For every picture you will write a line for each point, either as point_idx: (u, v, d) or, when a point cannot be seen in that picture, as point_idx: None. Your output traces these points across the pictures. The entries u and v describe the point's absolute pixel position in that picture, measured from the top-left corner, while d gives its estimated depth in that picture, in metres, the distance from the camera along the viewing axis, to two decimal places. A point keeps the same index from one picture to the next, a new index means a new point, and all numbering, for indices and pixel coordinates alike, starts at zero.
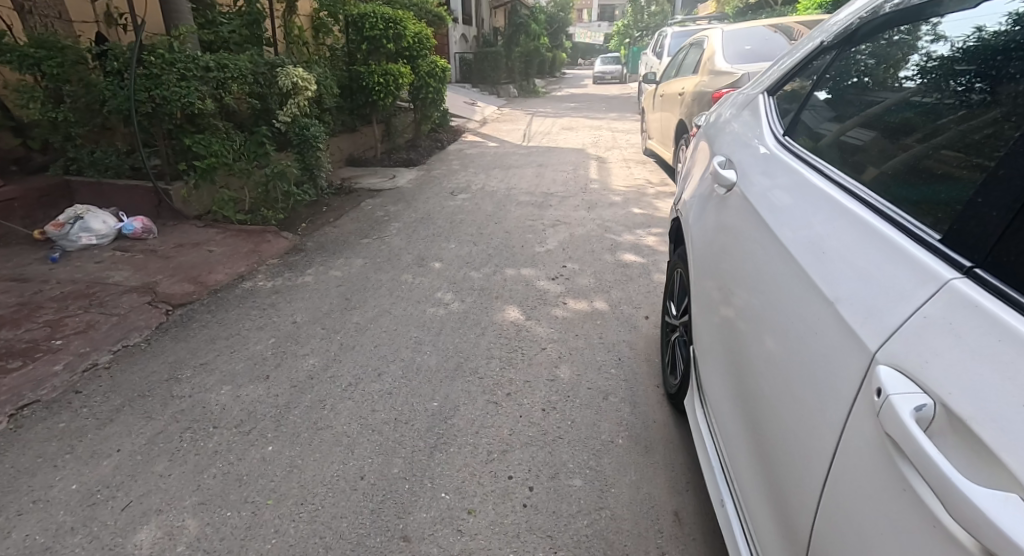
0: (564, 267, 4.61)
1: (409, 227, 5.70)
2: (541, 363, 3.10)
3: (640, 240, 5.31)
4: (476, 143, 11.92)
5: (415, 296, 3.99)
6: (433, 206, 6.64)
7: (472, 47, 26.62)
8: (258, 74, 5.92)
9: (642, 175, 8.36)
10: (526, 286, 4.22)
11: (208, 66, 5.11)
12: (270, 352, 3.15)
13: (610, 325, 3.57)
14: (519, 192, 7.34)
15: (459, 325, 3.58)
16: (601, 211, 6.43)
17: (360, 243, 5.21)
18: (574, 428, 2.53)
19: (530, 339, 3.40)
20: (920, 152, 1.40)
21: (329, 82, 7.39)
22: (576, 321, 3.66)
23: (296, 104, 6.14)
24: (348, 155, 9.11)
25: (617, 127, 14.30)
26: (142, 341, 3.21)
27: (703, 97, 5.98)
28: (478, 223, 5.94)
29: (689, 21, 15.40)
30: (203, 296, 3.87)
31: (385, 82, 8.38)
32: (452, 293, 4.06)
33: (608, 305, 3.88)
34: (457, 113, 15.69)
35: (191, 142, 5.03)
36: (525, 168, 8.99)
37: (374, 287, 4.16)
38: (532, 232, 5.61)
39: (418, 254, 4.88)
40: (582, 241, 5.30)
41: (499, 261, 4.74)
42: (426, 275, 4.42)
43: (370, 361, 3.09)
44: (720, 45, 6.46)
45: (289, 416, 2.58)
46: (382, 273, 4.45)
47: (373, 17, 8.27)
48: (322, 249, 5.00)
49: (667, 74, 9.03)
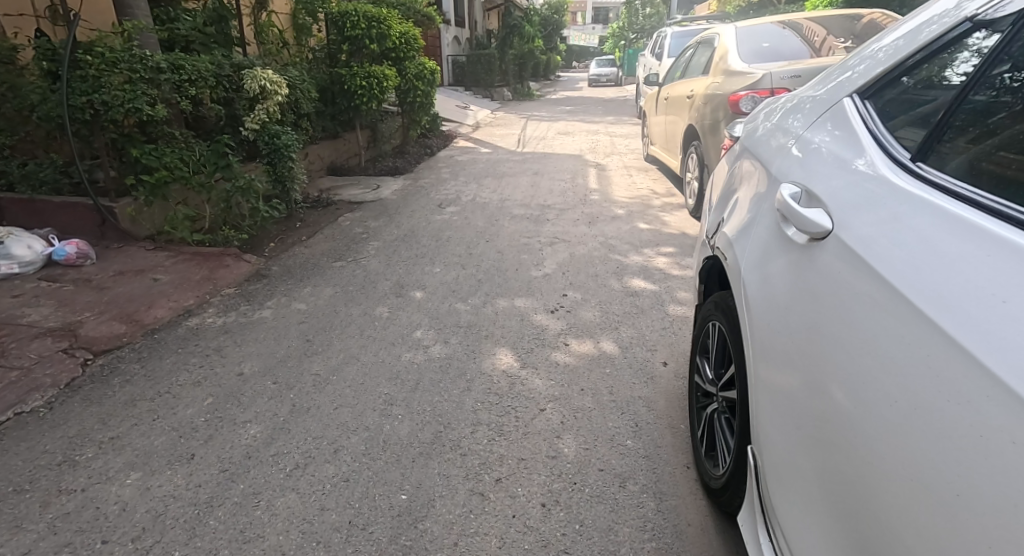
0: (563, 297, 4.04)
1: (391, 247, 5.13)
2: (539, 431, 2.52)
3: (648, 262, 4.74)
4: (467, 149, 11.34)
5: (390, 337, 3.41)
6: (418, 221, 6.06)
7: (464, 49, 26.06)
8: (222, 75, 5.38)
9: (645, 184, 7.80)
10: (520, 323, 3.64)
11: (161, 67, 4.59)
12: (205, 416, 2.54)
13: (619, 375, 3.00)
14: (513, 204, 6.77)
15: (439, 374, 3.00)
16: (602, 226, 5.87)
17: (334, 267, 4.63)
18: (583, 537, 1.94)
19: (526, 395, 2.81)
20: (978, 155, 1.24)
21: (306, 85, 6.83)
22: (579, 368, 3.08)
23: (265, 109, 5.57)
24: (330, 164, 8.52)
25: (615, 131, 13.74)
26: (45, 404, 2.60)
27: (716, 101, 5.42)
28: (467, 241, 5.36)
29: (689, 20, 14.90)
30: (135, 337, 3.24)
31: (368, 85, 7.81)
32: (434, 332, 3.49)
33: (617, 346, 3.30)
34: (447, 117, 15.11)
35: (140, 153, 4.47)
36: (519, 176, 8.43)
37: (343, 324, 3.57)
38: (527, 252, 5.04)
39: (397, 281, 4.31)
40: (584, 263, 4.73)
41: (490, 289, 4.16)
42: (405, 308, 3.84)
43: (328, 428, 2.50)
44: (734, 43, 5.91)
45: (209, 521, 1.97)
46: (354, 305, 3.87)
47: (354, 15, 7.72)
48: (289, 276, 4.40)
49: (671, 76, 8.49)
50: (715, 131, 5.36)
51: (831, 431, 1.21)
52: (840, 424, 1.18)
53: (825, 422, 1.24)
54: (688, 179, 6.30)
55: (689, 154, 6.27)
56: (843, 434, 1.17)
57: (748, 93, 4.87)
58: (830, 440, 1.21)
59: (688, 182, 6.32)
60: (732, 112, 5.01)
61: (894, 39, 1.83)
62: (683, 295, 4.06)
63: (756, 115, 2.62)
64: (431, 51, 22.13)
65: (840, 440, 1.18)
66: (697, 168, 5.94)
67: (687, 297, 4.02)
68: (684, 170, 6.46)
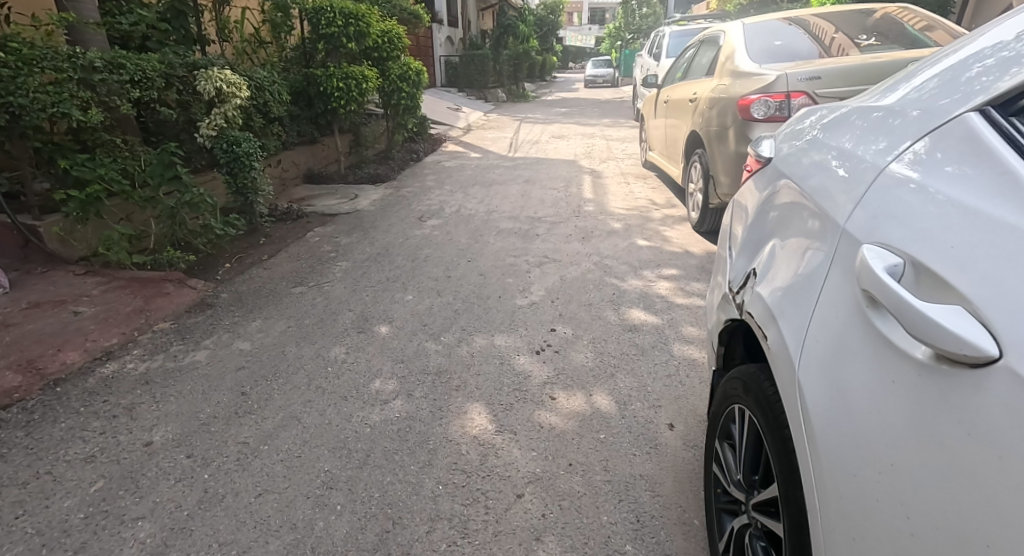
0: (550, 334, 3.51)
1: (361, 270, 4.59)
2: (511, 531, 2.00)
3: (647, 290, 4.22)
4: (457, 154, 10.80)
5: (344, 388, 2.86)
6: (395, 237, 5.52)
7: (457, 50, 25.55)
8: (174, 76, 4.81)
9: (643, 194, 7.28)
10: (498, 367, 3.12)
11: (94, 66, 4.02)
12: (86, 511, 2.00)
13: (614, 443, 2.48)
14: (500, 217, 6.25)
15: (396, 440, 2.47)
16: (597, 243, 5.34)
17: (293, 293, 4.09)
18: None
19: (499, 474, 2.28)
20: None
21: (275, 86, 6.37)
22: (566, 432, 2.56)
23: (223, 113, 5.04)
24: (307, 171, 8.00)
25: (612, 135, 13.23)
26: None
27: (723, 105, 4.88)
28: (446, 261, 4.83)
29: (688, 19, 14.38)
30: (31, 392, 2.70)
31: (345, 87, 7.34)
32: (397, 381, 2.95)
33: (613, 402, 2.77)
34: (438, 120, 14.58)
35: (69, 164, 3.92)
36: (510, 185, 7.91)
37: (290, 368, 3.03)
38: (513, 275, 4.50)
39: (362, 313, 3.77)
40: (575, 290, 4.20)
41: (466, 325, 3.63)
42: (367, 348, 3.30)
43: (242, 529, 1.96)
44: (742, 40, 5.37)
45: None
46: (307, 343, 3.34)
47: (329, 12, 7.20)
48: (238, 305, 3.85)
49: (671, 77, 7.94)
50: (722, 138, 4.82)
51: (945, 520, 0.90)
52: (964, 514, 0.88)
53: (931, 507, 0.93)
54: (692, 189, 5.76)
55: (692, 162, 5.74)
56: (971, 527, 0.87)
57: (761, 96, 4.32)
58: (942, 532, 0.91)
59: (692, 193, 5.78)
60: (742, 118, 4.46)
61: (961, 63, 1.50)
62: (689, 331, 3.53)
63: (781, 130, 2.18)
64: (422, 51, 21.60)
65: (967, 536, 0.87)
66: (702, 178, 5.40)
67: (694, 333, 3.49)
68: (687, 179, 5.92)
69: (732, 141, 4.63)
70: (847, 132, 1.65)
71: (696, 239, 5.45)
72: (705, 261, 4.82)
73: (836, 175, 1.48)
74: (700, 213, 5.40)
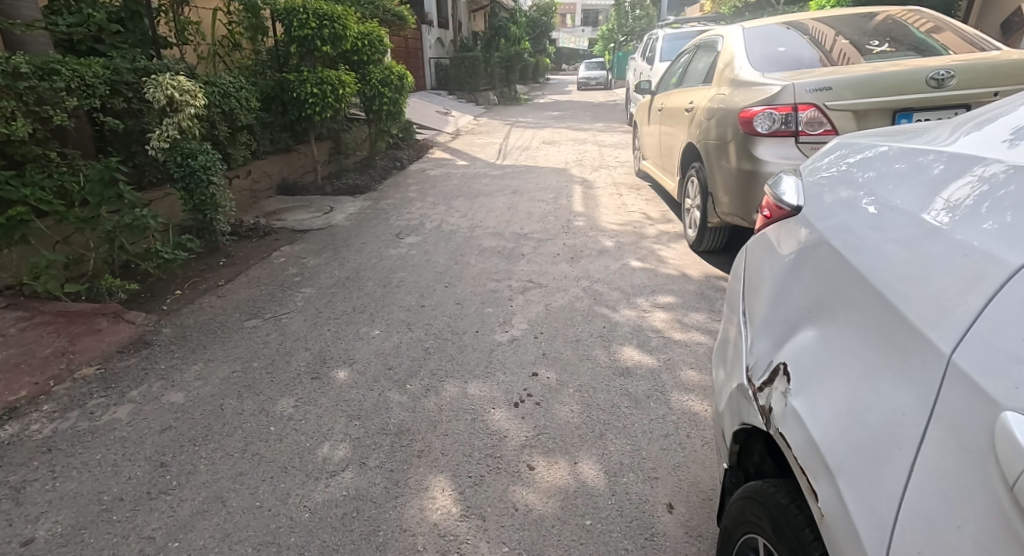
0: (532, 379, 3.10)
1: (326, 298, 4.16)
2: None
3: (641, 323, 3.82)
4: (443, 162, 10.39)
5: (286, 454, 2.44)
6: (368, 258, 5.09)
7: (448, 53, 25.20)
8: (121, 81, 4.41)
9: (636, 207, 6.89)
10: (469, 425, 2.70)
11: (19, 71, 3.62)
12: None
13: (601, 532, 2.06)
14: (483, 234, 5.85)
15: (338, 529, 2.05)
16: (586, 265, 4.94)
17: (245, 327, 3.66)
18: None
19: None
20: None
21: (243, 92, 6.07)
22: (545, 516, 2.14)
23: (175, 124, 4.60)
24: (281, 182, 7.57)
25: (605, 141, 12.86)
26: None
27: (721, 116, 4.49)
28: (421, 287, 4.40)
29: (683, 22, 14.06)
30: None
31: (320, 92, 7.00)
32: (349, 446, 2.51)
33: (601, 473, 2.36)
34: (426, 125, 14.19)
35: None
36: (496, 197, 7.52)
37: (224, 429, 2.59)
38: (493, 305, 4.09)
39: (320, 353, 3.34)
40: (561, 324, 3.79)
41: (437, 367, 3.21)
42: (319, 400, 2.87)
43: None
44: (742, 45, 4.97)
45: None
46: (251, 392, 2.90)
47: (302, 13, 6.77)
48: (180, 342, 3.42)
49: (666, 82, 7.54)
50: (721, 153, 4.43)
51: None
52: None
53: None
54: (689, 205, 5.37)
55: (689, 176, 5.34)
56: None
57: (765, 108, 3.91)
58: None
59: (689, 209, 5.39)
60: (743, 131, 4.07)
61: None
62: (688, 375, 3.12)
63: (806, 166, 1.85)
64: (411, 53, 21.16)
65: None
66: (699, 194, 5.01)
67: (695, 379, 3.09)
68: (683, 193, 5.53)
69: (731, 156, 4.24)
70: (894, 184, 1.35)
71: (693, 260, 5.05)
72: (704, 286, 4.42)
73: (881, 240, 1.24)
74: (697, 231, 5.01)
